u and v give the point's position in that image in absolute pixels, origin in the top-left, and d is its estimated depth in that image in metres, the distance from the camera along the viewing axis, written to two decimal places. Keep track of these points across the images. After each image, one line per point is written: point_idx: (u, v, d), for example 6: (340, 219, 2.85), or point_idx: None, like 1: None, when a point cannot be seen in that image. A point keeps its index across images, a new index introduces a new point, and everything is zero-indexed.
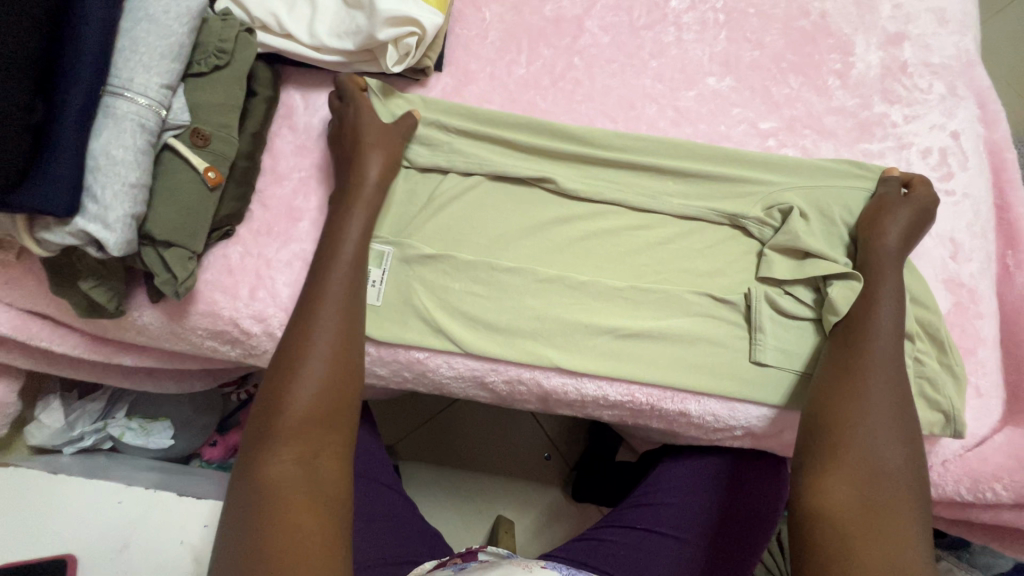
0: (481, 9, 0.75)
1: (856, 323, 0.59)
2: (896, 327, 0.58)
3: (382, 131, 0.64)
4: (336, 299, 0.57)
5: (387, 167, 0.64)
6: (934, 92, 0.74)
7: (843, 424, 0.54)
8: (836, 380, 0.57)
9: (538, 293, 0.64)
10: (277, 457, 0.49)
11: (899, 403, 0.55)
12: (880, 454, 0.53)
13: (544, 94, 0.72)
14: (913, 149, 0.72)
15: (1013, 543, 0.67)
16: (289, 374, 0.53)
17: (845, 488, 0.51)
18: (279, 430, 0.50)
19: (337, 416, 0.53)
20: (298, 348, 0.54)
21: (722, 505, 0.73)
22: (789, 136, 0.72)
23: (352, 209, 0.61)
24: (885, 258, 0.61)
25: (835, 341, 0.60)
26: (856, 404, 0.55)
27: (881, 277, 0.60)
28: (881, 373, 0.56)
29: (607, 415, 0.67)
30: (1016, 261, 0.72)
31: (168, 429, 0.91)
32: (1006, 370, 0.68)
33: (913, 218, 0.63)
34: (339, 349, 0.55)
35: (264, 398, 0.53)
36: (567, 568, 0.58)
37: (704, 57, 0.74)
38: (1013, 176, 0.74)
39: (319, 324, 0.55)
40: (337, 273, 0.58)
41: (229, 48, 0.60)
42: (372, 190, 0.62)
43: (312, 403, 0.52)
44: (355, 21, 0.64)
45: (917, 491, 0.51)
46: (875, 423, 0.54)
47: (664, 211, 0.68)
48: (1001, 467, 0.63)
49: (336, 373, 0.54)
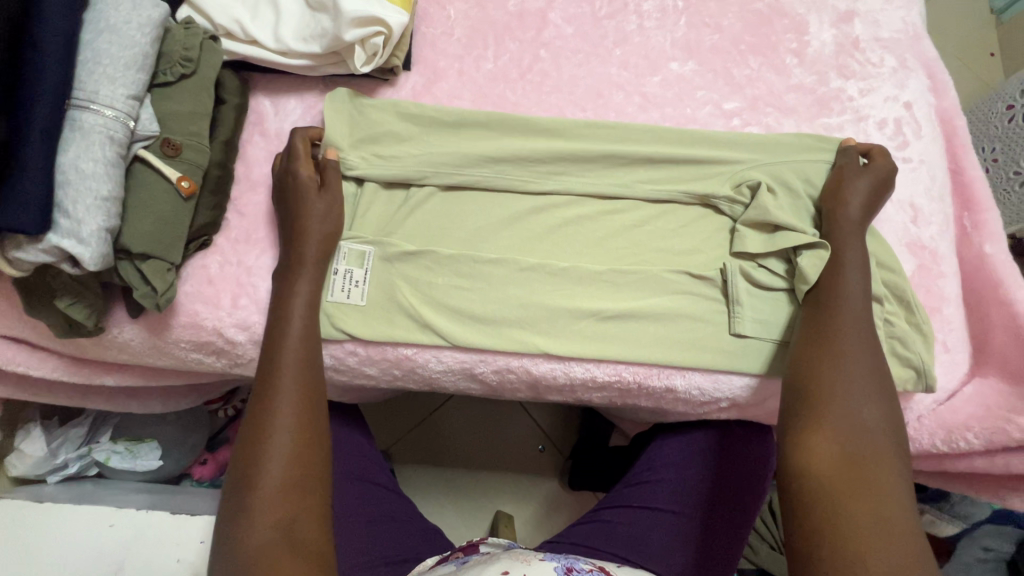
0: (445, 7, 0.76)
1: (829, 287, 0.62)
2: (863, 315, 0.60)
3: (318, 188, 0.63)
4: (292, 364, 0.57)
5: (332, 222, 0.63)
6: (885, 65, 0.77)
7: (814, 434, 0.55)
8: (813, 352, 0.59)
9: (521, 282, 0.65)
10: (255, 528, 0.49)
11: (878, 399, 0.56)
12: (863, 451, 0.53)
13: (514, 87, 0.73)
14: (870, 121, 0.75)
15: (990, 491, 0.70)
16: (255, 449, 0.52)
17: (831, 443, 0.53)
18: (253, 505, 0.50)
19: (312, 479, 0.52)
20: (262, 423, 0.54)
21: (712, 476, 0.75)
22: (753, 114, 0.74)
23: (306, 256, 0.61)
24: (850, 224, 0.64)
25: (806, 314, 0.62)
26: (834, 397, 0.56)
27: (846, 245, 0.63)
28: (859, 341, 0.58)
29: (597, 397, 0.69)
30: (973, 221, 0.75)
31: (156, 450, 0.91)
32: (970, 326, 0.72)
33: (873, 182, 0.66)
34: (304, 415, 0.55)
35: (234, 479, 0.52)
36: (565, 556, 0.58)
37: (666, 43, 0.76)
38: (965, 142, 0.78)
39: (280, 397, 0.55)
40: (293, 337, 0.58)
41: (194, 56, 0.60)
42: (320, 242, 0.62)
43: (284, 472, 0.51)
44: (320, 24, 0.64)
45: (895, 444, 0.54)
46: (857, 416, 0.55)
47: (638, 195, 0.69)
48: (971, 417, 0.66)
49: (304, 441, 0.54)
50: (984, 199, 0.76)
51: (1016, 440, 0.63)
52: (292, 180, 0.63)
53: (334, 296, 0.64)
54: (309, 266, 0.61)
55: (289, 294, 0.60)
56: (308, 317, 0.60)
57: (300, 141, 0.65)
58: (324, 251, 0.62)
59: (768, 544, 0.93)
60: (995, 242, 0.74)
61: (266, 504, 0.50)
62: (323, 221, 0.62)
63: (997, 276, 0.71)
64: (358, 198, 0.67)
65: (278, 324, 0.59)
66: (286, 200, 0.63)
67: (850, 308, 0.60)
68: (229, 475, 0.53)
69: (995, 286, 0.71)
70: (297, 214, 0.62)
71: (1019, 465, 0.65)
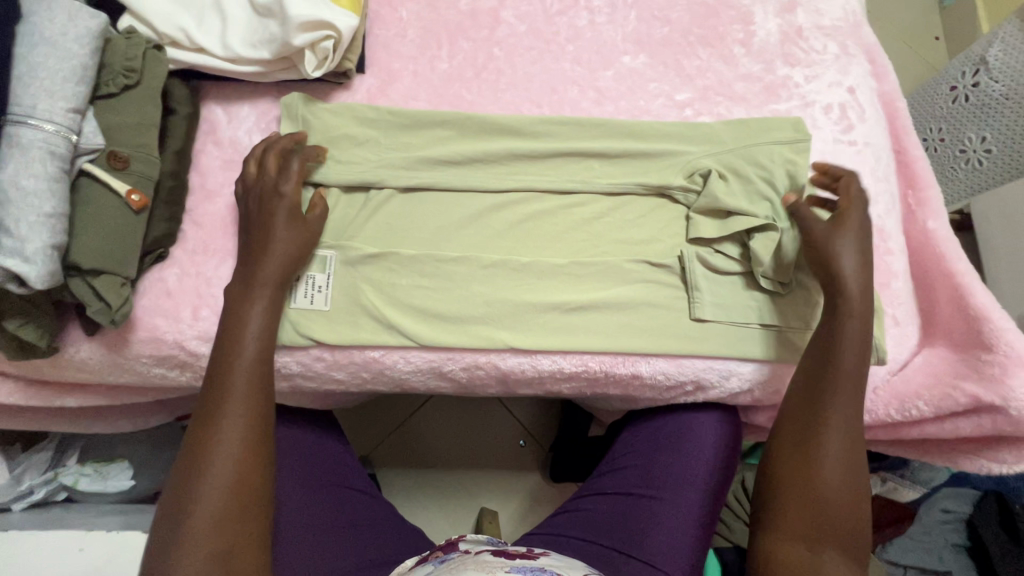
0: (397, 9, 0.76)
1: (821, 365, 0.62)
2: (853, 405, 0.61)
3: (299, 216, 0.62)
4: (242, 386, 0.56)
5: (301, 245, 0.61)
6: (829, 52, 0.80)
7: (786, 519, 0.61)
8: (797, 443, 0.62)
9: (485, 279, 0.66)
10: (186, 558, 0.50)
11: (847, 493, 0.60)
12: (826, 544, 0.59)
13: (469, 87, 0.74)
14: (816, 106, 0.78)
15: (944, 456, 0.73)
16: (195, 475, 0.53)
17: (795, 541, 0.60)
18: (186, 530, 0.51)
19: (247, 510, 0.53)
20: (204, 446, 0.54)
21: (686, 458, 0.76)
22: (704, 104, 0.76)
23: (262, 277, 0.59)
24: (855, 295, 0.62)
25: (798, 396, 0.63)
26: (812, 493, 0.60)
27: (842, 325, 0.62)
28: (840, 427, 0.61)
29: (566, 388, 0.70)
30: (917, 198, 0.79)
31: (127, 470, 0.92)
32: (919, 299, 0.75)
33: (857, 241, 0.64)
34: (247, 437, 0.55)
35: (172, 499, 0.53)
36: (533, 568, 0.52)
37: (617, 38, 0.78)
38: (906, 124, 0.82)
39: (227, 419, 0.54)
40: (243, 353, 0.57)
41: (137, 65, 0.58)
42: (288, 262, 0.60)
43: (220, 505, 0.52)
44: (268, 29, 0.63)
45: (854, 534, 0.59)
46: (820, 506, 0.60)
47: (596, 187, 0.70)
48: (922, 386, 0.69)
49: (246, 470, 0.54)
50: (926, 177, 0.79)
51: (962, 405, 0.66)
52: (268, 196, 0.61)
53: (297, 302, 0.63)
54: (266, 281, 0.59)
55: (243, 312, 0.58)
56: (262, 333, 0.58)
57: (296, 163, 0.63)
58: (287, 272, 0.60)
59: (743, 521, 0.95)
60: (938, 218, 0.77)
61: (200, 533, 0.51)
62: (291, 242, 0.61)
63: (940, 250, 0.75)
64: None
65: (226, 344, 0.57)
66: (260, 213, 0.61)
67: (843, 399, 0.61)
68: (166, 490, 0.54)
69: (939, 259, 0.74)
70: (268, 232, 0.60)
71: (966, 428, 0.68)
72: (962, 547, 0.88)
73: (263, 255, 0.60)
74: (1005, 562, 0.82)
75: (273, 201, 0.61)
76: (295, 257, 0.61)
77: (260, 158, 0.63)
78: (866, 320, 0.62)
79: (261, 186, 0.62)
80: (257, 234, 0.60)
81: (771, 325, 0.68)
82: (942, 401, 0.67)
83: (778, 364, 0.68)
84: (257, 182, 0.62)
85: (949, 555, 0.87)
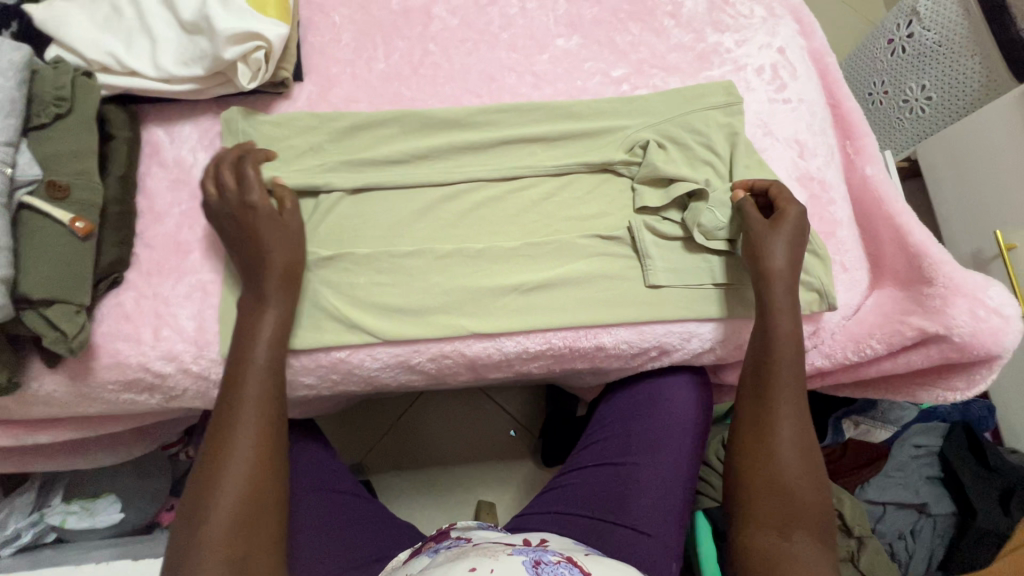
0: (329, 14, 0.76)
1: (763, 350, 0.64)
2: (796, 394, 0.63)
3: (279, 222, 0.62)
4: (256, 390, 0.57)
5: (293, 246, 0.62)
6: (756, 16, 0.83)
7: (756, 507, 0.60)
8: (750, 433, 0.63)
9: (441, 269, 0.67)
10: (204, 562, 0.51)
11: (800, 462, 0.61)
12: (797, 530, 0.58)
13: (408, 84, 0.75)
14: (748, 69, 0.81)
15: (901, 392, 0.75)
16: (213, 476, 0.54)
17: (766, 516, 0.59)
18: (202, 535, 0.52)
19: (262, 511, 0.54)
20: (221, 449, 0.55)
21: (660, 423, 0.78)
22: (640, 78, 0.78)
23: (269, 287, 0.60)
24: (780, 295, 0.64)
25: (748, 398, 0.65)
26: (776, 481, 0.60)
27: (776, 327, 0.63)
28: (787, 399, 0.63)
29: (535, 367, 0.72)
30: (854, 148, 0.81)
31: (115, 503, 0.93)
32: (866, 244, 0.78)
33: (787, 239, 0.64)
34: (263, 441, 0.56)
35: (189, 504, 0.54)
36: (535, 550, 0.55)
37: (550, 22, 0.79)
38: (837, 77, 0.85)
39: (243, 422, 0.56)
40: (256, 360, 0.58)
41: (67, 94, 0.59)
42: (281, 268, 0.61)
43: (236, 507, 0.53)
44: (198, 46, 0.64)
45: (816, 505, 0.59)
46: (779, 483, 0.60)
47: (542, 169, 0.71)
48: (874, 326, 0.71)
49: (260, 472, 0.55)
50: (861, 127, 0.82)
51: (911, 339, 0.68)
52: (245, 205, 0.61)
53: None
54: (269, 290, 0.60)
55: (256, 321, 0.60)
56: (273, 340, 0.59)
57: (252, 170, 0.63)
58: (287, 280, 0.61)
59: None
60: (875, 164, 0.80)
61: (217, 537, 0.52)
62: (280, 245, 0.61)
63: (879, 194, 0.77)
64: None
65: (240, 349, 0.59)
66: (239, 227, 0.62)
67: (786, 377, 0.63)
68: (184, 496, 0.55)
69: (881, 203, 0.77)
70: (257, 241, 0.61)
71: (917, 360, 0.70)
72: (938, 478, 0.93)
73: (261, 263, 0.60)
74: (975, 486, 0.88)
75: (250, 211, 0.61)
76: (292, 263, 0.62)
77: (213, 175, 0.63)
78: (795, 316, 0.64)
79: (228, 205, 0.62)
80: (246, 245, 0.61)
81: (724, 282, 0.70)
82: (894, 338, 0.69)
83: (736, 320, 0.70)
84: (225, 201, 0.62)
85: (926, 488, 0.92)
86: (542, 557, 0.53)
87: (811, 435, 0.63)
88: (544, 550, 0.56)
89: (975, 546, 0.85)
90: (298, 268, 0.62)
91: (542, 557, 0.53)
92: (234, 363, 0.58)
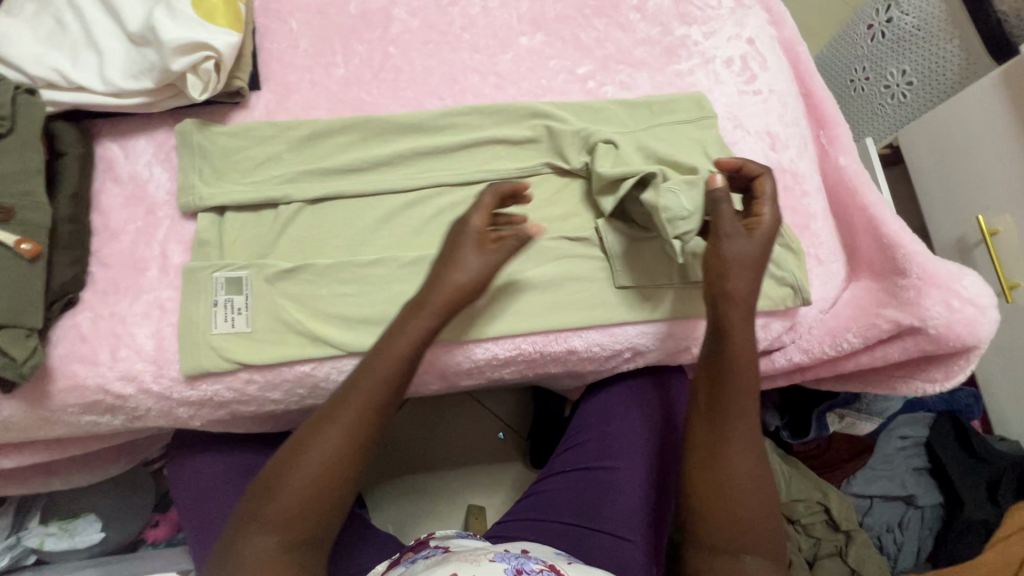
0: (286, 20, 0.75)
1: (719, 363, 0.60)
2: (751, 416, 0.60)
3: (484, 254, 0.60)
4: (369, 393, 0.56)
5: (478, 283, 0.60)
6: (724, 6, 0.81)
7: (707, 532, 0.57)
8: (705, 450, 0.60)
9: (405, 278, 0.66)
10: (261, 529, 0.53)
11: (751, 482, 0.58)
12: (746, 552, 0.56)
13: (369, 88, 0.73)
14: (717, 61, 0.79)
15: (883, 385, 0.74)
16: (296, 453, 0.55)
17: (719, 539, 0.57)
18: (266, 506, 0.54)
19: (325, 502, 0.55)
20: (316, 428, 0.56)
21: (640, 424, 0.77)
22: (605, 74, 0.77)
23: (427, 305, 0.59)
24: (737, 319, 0.60)
25: (703, 412, 0.61)
26: (728, 503, 0.57)
27: (730, 335, 0.60)
28: (742, 415, 0.60)
29: (507, 373, 0.70)
30: (828, 138, 0.80)
31: (95, 523, 0.92)
32: (842, 236, 0.76)
33: (748, 256, 0.61)
34: (353, 443, 0.55)
35: (272, 468, 0.56)
36: (518, 556, 0.54)
37: (513, 20, 0.78)
38: (809, 66, 0.83)
39: (339, 418, 0.55)
40: (379, 366, 0.57)
41: (8, 113, 0.57)
42: (450, 301, 0.59)
43: (301, 498, 0.54)
44: (146, 58, 0.62)
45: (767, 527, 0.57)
46: (734, 505, 0.57)
47: (506, 171, 0.70)
48: (850, 319, 0.70)
49: (332, 471, 0.55)
50: (834, 116, 0.81)
51: (886, 331, 0.68)
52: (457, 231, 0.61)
53: (218, 328, 0.62)
54: (419, 307, 0.59)
55: (401, 325, 0.58)
56: (408, 351, 0.57)
57: (489, 198, 0.62)
58: (450, 302, 0.59)
59: None
60: (849, 154, 0.78)
61: (276, 511, 0.53)
62: (464, 281, 0.59)
63: (854, 184, 0.75)
64: (224, 223, 0.66)
65: (379, 348, 0.58)
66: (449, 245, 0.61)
67: (742, 391, 0.60)
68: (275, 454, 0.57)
69: (856, 193, 0.75)
70: (449, 266, 0.60)
71: (894, 353, 0.69)
72: (925, 469, 0.92)
73: (428, 284, 0.59)
74: (961, 477, 0.88)
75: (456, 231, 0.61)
76: (463, 295, 0.59)
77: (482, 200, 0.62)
78: (751, 339, 0.61)
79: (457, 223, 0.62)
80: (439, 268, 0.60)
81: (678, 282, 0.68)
82: (871, 331, 0.68)
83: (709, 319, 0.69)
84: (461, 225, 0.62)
85: (913, 480, 0.90)
86: (523, 566, 0.51)
87: (765, 456, 0.60)
88: (525, 556, 0.54)
89: (960, 538, 0.86)
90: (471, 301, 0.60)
91: (523, 566, 0.51)
92: (368, 359, 0.57)
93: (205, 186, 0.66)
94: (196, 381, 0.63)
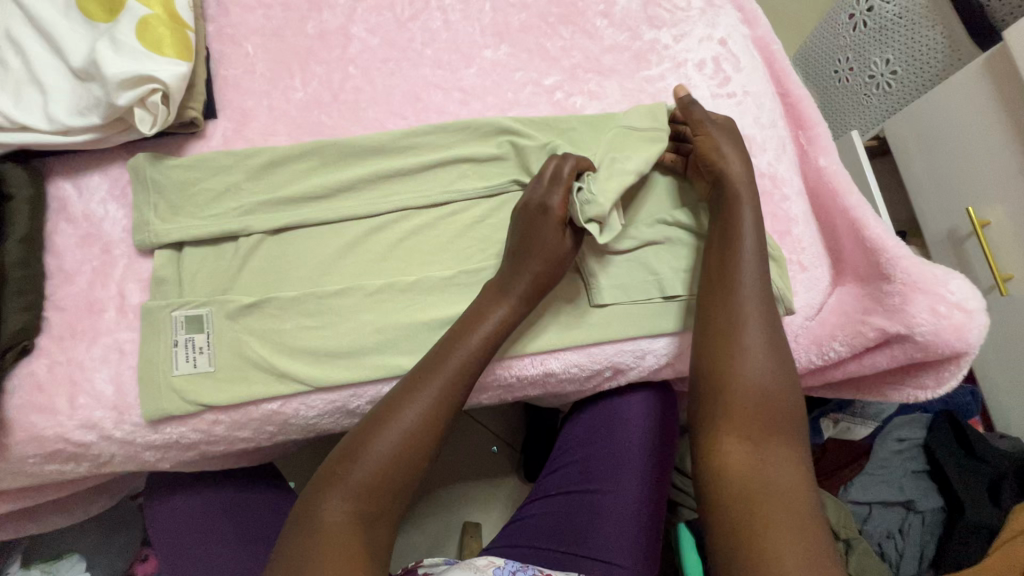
0: (241, 44, 0.73)
1: (726, 234, 0.62)
2: (761, 296, 0.59)
3: (556, 242, 0.62)
4: (455, 368, 0.56)
5: (550, 269, 0.62)
6: (693, 7, 0.78)
7: (727, 410, 0.54)
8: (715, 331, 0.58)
9: (373, 307, 0.64)
10: (339, 503, 0.50)
11: (772, 359, 0.56)
12: (771, 435, 0.53)
13: (328, 111, 0.71)
14: (688, 65, 0.77)
15: (871, 388, 0.72)
16: (376, 429, 0.53)
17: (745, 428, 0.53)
18: (343, 482, 0.51)
19: (398, 485, 0.52)
20: (394, 406, 0.55)
21: (625, 448, 0.75)
22: (574, 84, 0.75)
23: (516, 284, 0.61)
24: (742, 201, 0.63)
25: (714, 290, 0.60)
26: (751, 382, 0.55)
27: (737, 212, 0.62)
28: (755, 288, 0.59)
29: (486, 398, 0.68)
30: (807, 138, 0.77)
31: (78, 563, 0.89)
32: (825, 240, 0.73)
33: (733, 146, 0.66)
34: (430, 419, 0.54)
35: (346, 445, 0.54)
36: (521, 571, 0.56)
37: (476, 32, 0.75)
38: (784, 65, 0.80)
39: (424, 391, 0.55)
40: (465, 345, 0.58)
41: None
42: (553, 259, 0.62)
43: (385, 468, 0.52)
44: (92, 94, 0.60)
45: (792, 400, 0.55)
46: (756, 385, 0.55)
47: (472, 191, 0.68)
48: (835, 327, 0.67)
49: (410, 449, 0.53)
50: (812, 115, 0.78)
51: (873, 339, 0.65)
52: (535, 202, 0.63)
53: (179, 369, 0.60)
54: (503, 286, 0.61)
55: (487, 310, 0.60)
56: (486, 340, 0.58)
57: (567, 170, 0.63)
58: (535, 286, 0.61)
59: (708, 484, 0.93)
60: (829, 154, 0.75)
61: (353, 489, 0.51)
62: (542, 260, 0.61)
63: (835, 185, 0.73)
64: (183, 260, 0.64)
65: (463, 331, 0.59)
66: (526, 219, 0.63)
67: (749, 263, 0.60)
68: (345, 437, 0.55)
69: (836, 194, 0.72)
70: (527, 242, 0.62)
71: (882, 362, 0.67)
72: (924, 472, 0.90)
73: (521, 258, 0.62)
74: (961, 479, 0.85)
75: (533, 211, 0.63)
76: (543, 276, 0.62)
77: (546, 172, 0.63)
78: (758, 220, 0.62)
79: (528, 202, 0.64)
80: (522, 249, 0.62)
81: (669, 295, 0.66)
82: (857, 339, 0.66)
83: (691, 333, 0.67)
84: (531, 192, 0.64)
85: (911, 484, 0.89)
86: None
87: (784, 342, 0.58)
88: None
89: (966, 543, 0.82)
90: (545, 292, 0.62)
91: None
92: (454, 334, 0.59)
93: (160, 222, 0.64)
94: (160, 425, 0.61)
